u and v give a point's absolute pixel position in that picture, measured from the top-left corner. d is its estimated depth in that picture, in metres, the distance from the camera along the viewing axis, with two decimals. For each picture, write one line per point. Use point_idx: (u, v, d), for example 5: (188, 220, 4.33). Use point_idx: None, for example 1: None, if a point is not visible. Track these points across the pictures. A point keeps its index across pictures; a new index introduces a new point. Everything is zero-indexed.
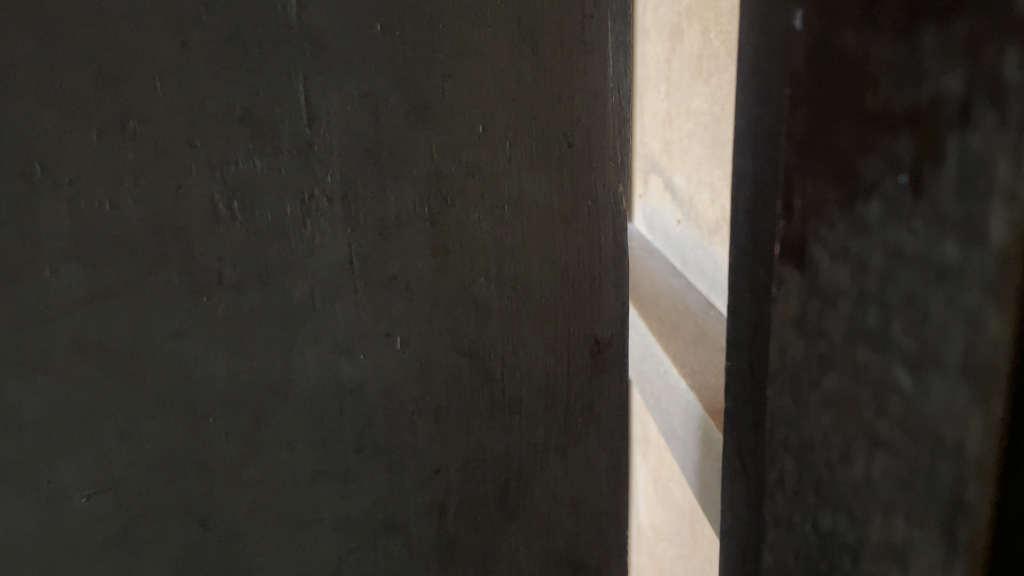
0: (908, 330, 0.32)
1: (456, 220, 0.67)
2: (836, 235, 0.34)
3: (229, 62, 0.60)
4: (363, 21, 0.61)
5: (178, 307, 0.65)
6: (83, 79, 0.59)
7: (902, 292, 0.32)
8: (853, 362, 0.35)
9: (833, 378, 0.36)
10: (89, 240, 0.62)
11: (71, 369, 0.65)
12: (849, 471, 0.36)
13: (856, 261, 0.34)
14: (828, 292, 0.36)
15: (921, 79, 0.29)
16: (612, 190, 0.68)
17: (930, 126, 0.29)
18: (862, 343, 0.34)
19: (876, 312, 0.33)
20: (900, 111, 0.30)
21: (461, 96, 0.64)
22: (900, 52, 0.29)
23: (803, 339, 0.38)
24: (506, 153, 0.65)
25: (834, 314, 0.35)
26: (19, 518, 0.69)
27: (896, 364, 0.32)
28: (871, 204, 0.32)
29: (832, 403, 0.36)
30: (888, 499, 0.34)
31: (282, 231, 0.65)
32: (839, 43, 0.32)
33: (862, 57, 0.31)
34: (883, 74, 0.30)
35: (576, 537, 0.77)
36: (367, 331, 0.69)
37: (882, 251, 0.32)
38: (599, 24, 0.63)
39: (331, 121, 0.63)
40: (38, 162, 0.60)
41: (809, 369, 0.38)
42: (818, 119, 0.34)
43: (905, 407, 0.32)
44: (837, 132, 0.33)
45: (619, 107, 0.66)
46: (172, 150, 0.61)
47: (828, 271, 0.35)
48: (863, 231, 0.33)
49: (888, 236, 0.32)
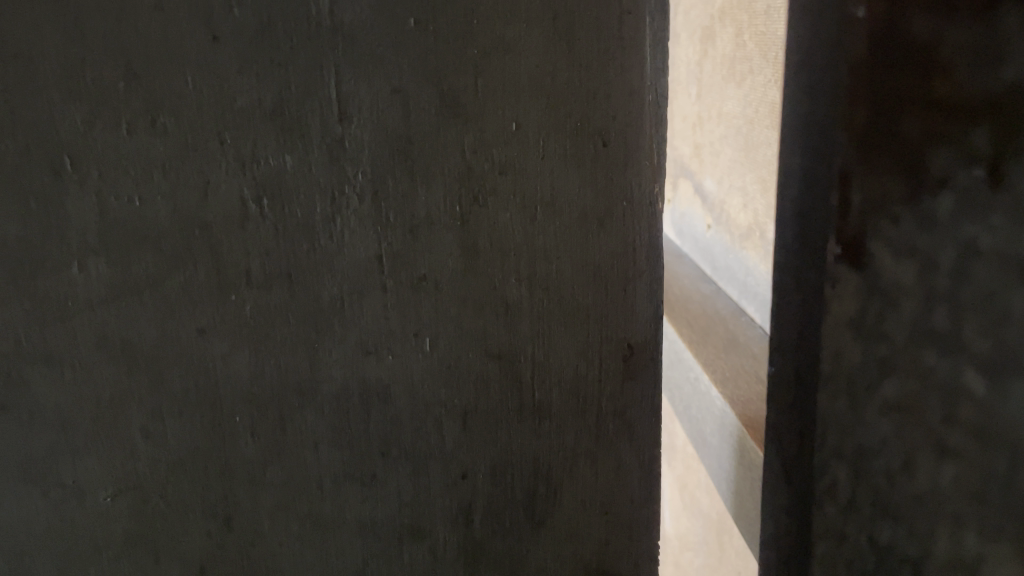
0: (975, 329, 0.46)
1: (487, 219, 0.65)
2: (902, 234, 0.44)
3: (261, 56, 0.59)
4: (396, 15, 0.60)
5: (205, 301, 0.64)
6: (113, 71, 0.58)
7: (968, 297, 0.45)
8: (919, 364, 0.47)
9: (895, 383, 0.47)
10: (117, 235, 0.62)
11: (96, 366, 0.65)
12: (915, 480, 0.49)
13: (924, 259, 0.45)
14: (887, 288, 0.46)
15: (994, 70, 0.41)
16: (648, 191, 0.65)
17: (999, 113, 0.42)
18: (930, 345, 0.46)
19: (943, 311, 0.46)
20: (973, 98, 0.42)
21: (494, 93, 0.62)
22: (969, 39, 0.41)
23: (863, 343, 0.47)
24: (543, 150, 0.64)
25: (896, 312, 0.46)
26: (44, 515, 0.68)
27: (964, 367, 0.46)
28: (942, 195, 0.44)
29: (890, 403, 0.48)
30: (952, 505, 0.49)
31: (309, 228, 0.64)
32: (909, 27, 0.41)
33: (929, 40, 0.41)
34: (952, 61, 0.42)
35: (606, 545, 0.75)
36: (395, 331, 0.68)
37: (952, 249, 0.44)
38: (637, 19, 0.61)
39: (361, 117, 0.62)
40: (67, 154, 0.60)
41: (867, 373, 0.47)
42: (879, 109, 0.42)
43: (981, 412, 0.47)
44: (908, 117, 0.43)
45: (657, 106, 0.64)
46: (202, 145, 0.61)
47: (886, 269, 0.45)
48: (929, 225, 0.44)
49: (958, 239, 0.44)
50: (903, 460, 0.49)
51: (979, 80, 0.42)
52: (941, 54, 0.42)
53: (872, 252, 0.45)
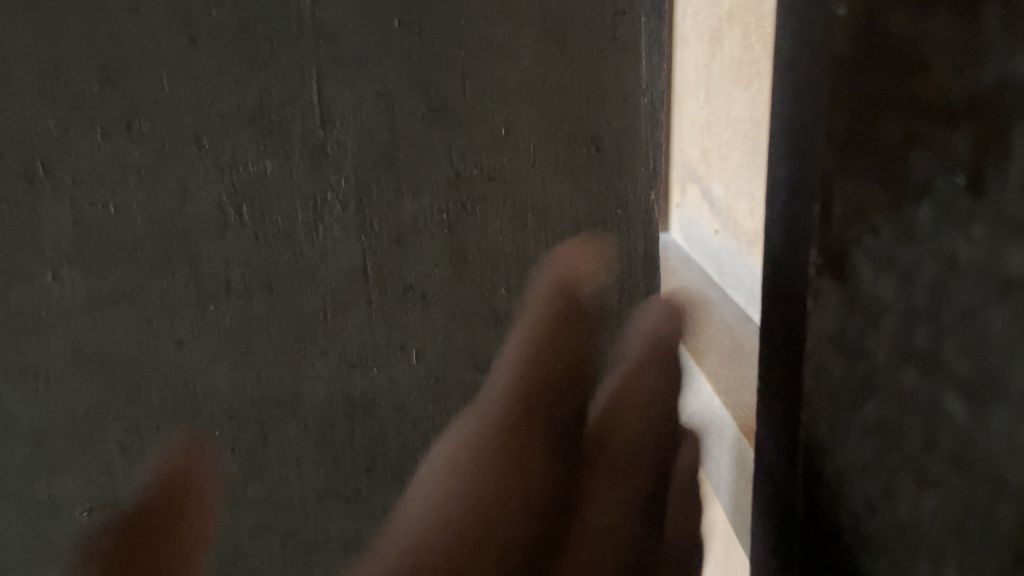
0: (965, 349, 0.35)
1: (478, 228, 0.63)
2: (881, 245, 0.38)
3: (239, 60, 0.57)
4: (380, 17, 0.57)
5: (184, 312, 0.63)
6: (86, 76, 0.57)
7: (959, 307, 0.35)
8: (902, 384, 0.38)
9: (874, 404, 0.40)
10: (93, 244, 0.60)
11: (75, 376, 0.64)
12: (895, 507, 0.40)
13: (902, 274, 0.37)
14: (867, 302, 0.39)
15: (979, 64, 0.33)
16: (644, 198, 0.61)
17: (987, 112, 0.33)
18: (910, 359, 0.37)
19: (927, 331, 0.36)
20: (955, 96, 0.34)
21: (483, 97, 0.59)
22: (961, 24, 0.33)
23: (842, 356, 0.40)
24: (535, 157, 0.60)
25: (877, 330, 0.39)
26: (19, 531, 0.67)
27: (946, 392, 0.36)
28: (920, 207, 0.36)
29: (874, 420, 0.40)
30: (937, 543, 0.38)
31: (290, 237, 0.62)
32: (907, 38, 0.35)
33: (907, 36, 0.35)
34: (932, 53, 0.34)
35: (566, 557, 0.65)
36: (381, 344, 0.66)
37: (936, 256, 0.35)
38: (632, 20, 0.57)
39: (344, 122, 0.60)
40: (40, 161, 0.58)
41: (845, 392, 0.41)
42: (857, 107, 0.37)
43: (960, 440, 0.36)
44: (886, 120, 0.36)
45: (652, 110, 0.59)
46: (179, 151, 0.59)
47: (869, 286, 0.38)
48: (912, 236, 0.36)
49: (944, 252, 0.35)
50: (884, 491, 0.40)
51: (966, 77, 0.33)
52: (924, 57, 0.34)
53: (854, 264, 0.39)
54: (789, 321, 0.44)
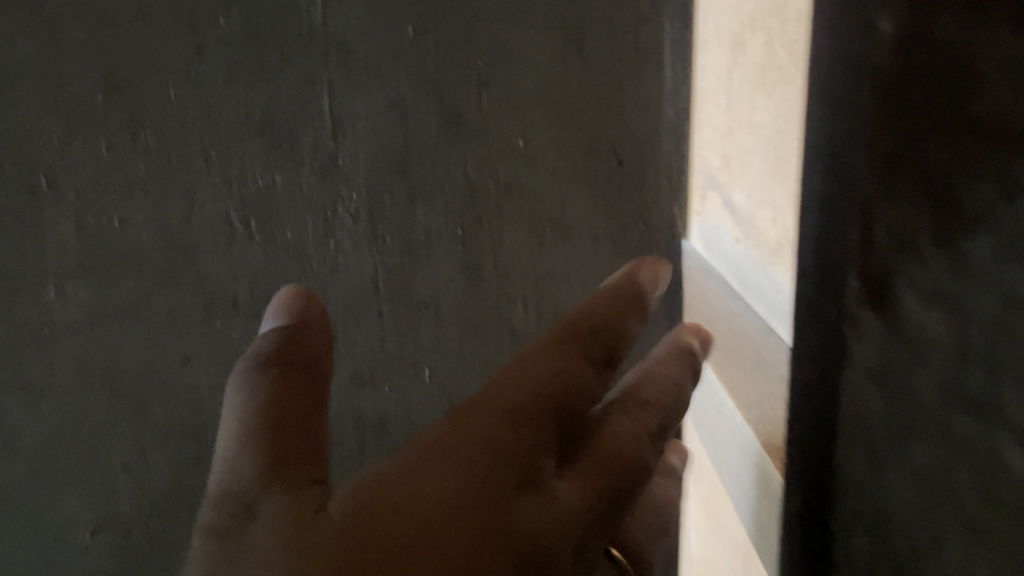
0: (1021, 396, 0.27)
1: (491, 244, 0.60)
2: (932, 279, 0.31)
3: (247, 68, 0.55)
4: (394, 24, 0.54)
5: (190, 331, 0.61)
6: (91, 85, 0.55)
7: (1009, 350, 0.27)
8: (956, 427, 0.30)
9: (924, 446, 0.33)
10: (97, 260, 0.60)
11: (80, 394, 0.63)
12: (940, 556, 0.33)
13: (957, 311, 0.30)
14: (923, 341, 0.32)
15: None
16: (667, 213, 0.57)
17: None
18: (967, 401, 0.30)
19: (982, 370, 0.29)
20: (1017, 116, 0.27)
21: (499, 106, 0.56)
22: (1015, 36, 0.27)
23: (886, 391, 0.35)
24: (553, 173, 0.57)
25: (923, 365, 0.32)
26: (25, 546, 0.68)
27: (1006, 437, 0.28)
28: (982, 240, 0.28)
29: (925, 467, 0.33)
30: None
31: (300, 252, 0.60)
32: (975, 50, 0.28)
33: (972, 46, 0.28)
34: (990, 69, 0.28)
35: (535, 500, 0.32)
36: (393, 360, 0.64)
37: (997, 292, 0.28)
38: (655, 26, 0.52)
39: (356, 132, 0.57)
40: (43, 172, 0.57)
41: (891, 433, 0.35)
42: (896, 135, 0.32)
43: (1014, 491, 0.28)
44: (935, 142, 0.30)
45: (677, 121, 0.54)
46: (186, 162, 0.57)
47: (923, 321, 0.32)
48: (970, 272, 0.29)
49: (999, 283, 0.28)
50: (931, 539, 0.33)
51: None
52: (977, 75, 0.28)
53: (898, 294, 0.33)
54: (827, 342, 0.38)
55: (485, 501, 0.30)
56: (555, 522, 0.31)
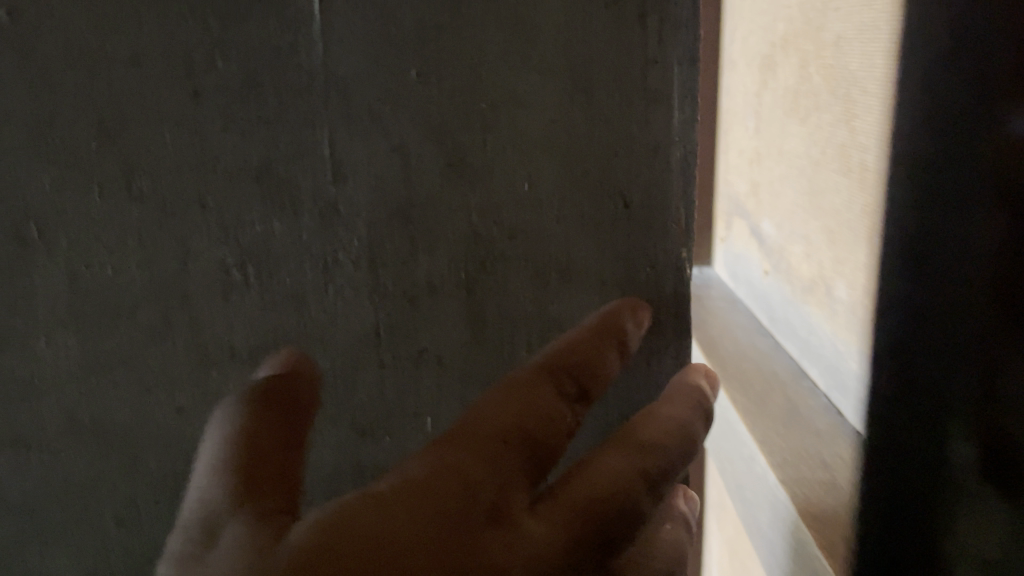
0: None
1: (493, 290, 0.58)
2: None
3: (246, 113, 0.54)
4: (396, 67, 0.53)
5: (185, 380, 0.59)
6: (86, 133, 0.55)
7: None
8: None
9: None
10: (91, 309, 0.58)
11: (69, 446, 0.61)
12: None
13: None
14: None
15: None
16: (675, 256, 0.55)
17: None
18: None
19: None
20: None
21: (503, 149, 0.54)
22: None
23: None
24: (558, 216, 0.55)
25: None
26: None
27: None
28: None
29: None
30: None
31: (298, 299, 0.59)
32: None
33: None
34: None
35: (501, 528, 0.33)
36: (394, 410, 0.62)
37: None
38: (664, 69, 0.51)
39: (356, 176, 0.56)
40: (35, 221, 0.57)
41: None
42: None
43: None
44: None
45: (685, 163, 0.53)
46: (181, 208, 0.56)
47: None
48: None
49: None
50: None
51: None
52: None
53: None
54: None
55: (444, 519, 0.32)
56: (517, 553, 0.33)
